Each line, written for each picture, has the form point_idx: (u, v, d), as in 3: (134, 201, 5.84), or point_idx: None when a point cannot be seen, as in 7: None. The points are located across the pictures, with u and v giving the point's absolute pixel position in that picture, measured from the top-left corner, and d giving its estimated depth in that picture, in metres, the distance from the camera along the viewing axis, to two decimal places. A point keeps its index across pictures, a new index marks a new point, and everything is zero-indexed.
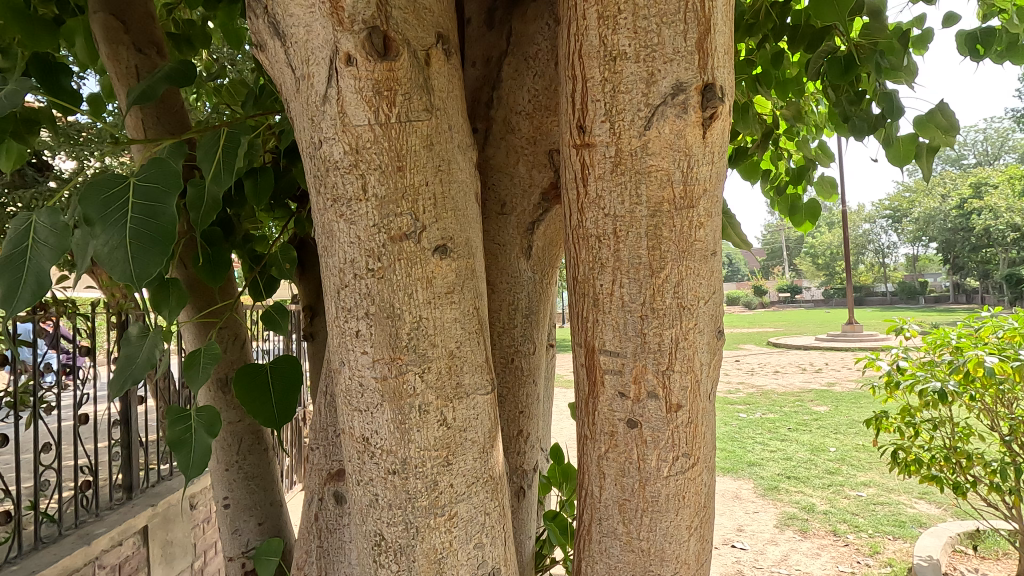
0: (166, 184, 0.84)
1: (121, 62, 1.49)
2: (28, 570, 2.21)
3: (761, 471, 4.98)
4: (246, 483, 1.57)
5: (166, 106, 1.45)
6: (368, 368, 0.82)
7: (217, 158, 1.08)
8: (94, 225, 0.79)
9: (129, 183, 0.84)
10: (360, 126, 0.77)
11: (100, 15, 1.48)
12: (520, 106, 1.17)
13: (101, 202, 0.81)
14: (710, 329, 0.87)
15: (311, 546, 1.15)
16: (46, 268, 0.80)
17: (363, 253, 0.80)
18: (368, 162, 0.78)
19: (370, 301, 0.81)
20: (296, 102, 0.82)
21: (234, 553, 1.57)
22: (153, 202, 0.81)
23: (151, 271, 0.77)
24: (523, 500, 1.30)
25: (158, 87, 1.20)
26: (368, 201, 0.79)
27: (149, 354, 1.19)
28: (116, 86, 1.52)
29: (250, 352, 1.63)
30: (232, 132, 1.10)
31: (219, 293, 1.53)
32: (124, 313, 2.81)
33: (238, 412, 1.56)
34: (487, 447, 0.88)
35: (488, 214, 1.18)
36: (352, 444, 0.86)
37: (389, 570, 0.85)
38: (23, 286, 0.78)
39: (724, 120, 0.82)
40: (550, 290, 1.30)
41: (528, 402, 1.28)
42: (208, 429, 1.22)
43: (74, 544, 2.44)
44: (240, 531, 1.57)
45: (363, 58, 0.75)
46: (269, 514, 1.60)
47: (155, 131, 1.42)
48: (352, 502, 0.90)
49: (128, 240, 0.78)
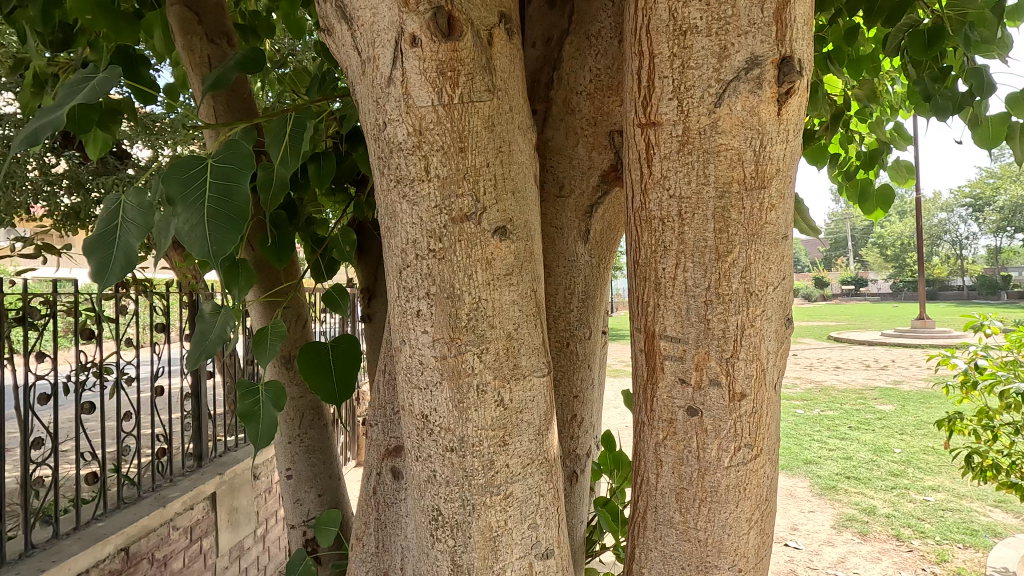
0: (241, 166, 0.87)
1: (195, 52, 1.56)
2: (114, 527, 2.42)
3: (818, 470, 4.79)
4: (308, 456, 1.64)
5: (236, 93, 1.51)
6: (428, 348, 0.83)
7: (286, 143, 1.11)
8: (176, 205, 0.83)
9: (207, 164, 0.87)
10: (424, 108, 0.77)
11: (176, 8, 1.55)
12: (581, 86, 1.15)
13: (182, 182, 0.85)
14: (778, 316, 0.84)
15: (369, 518, 1.19)
16: (133, 245, 0.86)
17: (424, 234, 0.81)
18: (431, 143, 0.79)
19: (430, 281, 0.82)
20: (362, 84, 0.83)
21: (296, 521, 1.66)
22: (229, 182, 0.85)
23: (229, 249, 0.80)
24: (576, 484, 1.31)
25: (230, 74, 1.24)
26: (430, 181, 0.79)
27: (221, 329, 1.25)
28: (190, 75, 1.60)
29: (312, 331, 1.69)
30: (299, 118, 1.14)
31: (284, 274, 1.60)
32: (195, 293, 2.96)
33: (299, 388, 1.62)
34: (543, 429, 0.89)
35: (546, 197, 1.17)
36: (411, 421, 0.88)
37: (446, 545, 0.87)
38: (114, 261, 0.84)
39: (800, 97, 0.78)
40: (606, 275, 1.28)
41: (583, 387, 1.28)
42: (275, 403, 1.28)
43: (152, 505, 2.65)
44: (301, 500, 1.64)
45: (429, 38, 0.75)
46: (328, 486, 1.67)
47: (225, 117, 1.49)
48: (410, 477, 0.92)
49: (206, 218, 0.82)
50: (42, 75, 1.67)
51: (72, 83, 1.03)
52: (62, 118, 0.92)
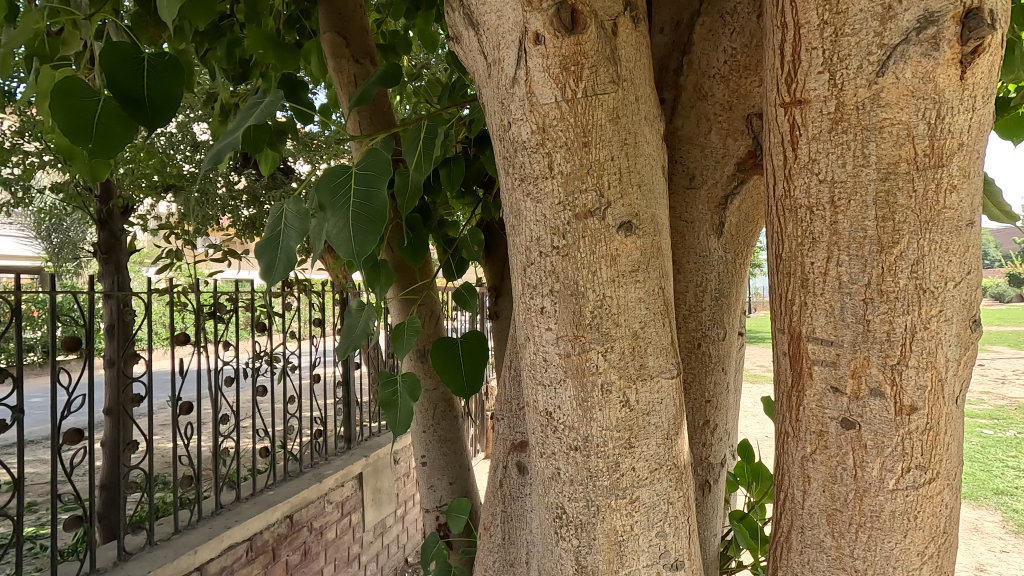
0: (381, 173, 0.94)
1: (344, 73, 1.73)
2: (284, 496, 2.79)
3: (1014, 503, 4.02)
4: (440, 445, 1.74)
5: (378, 107, 1.63)
6: (552, 345, 0.83)
7: (419, 150, 1.18)
8: (326, 211, 0.92)
9: (351, 172, 0.95)
10: (547, 105, 0.77)
11: (329, 35, 1.73)
12: (714, 69, 1.07)
13: (330, 190, 0.93)
14: (961, 318, 0.72)
15: (496, 510, 1.22)
16: (293, 248, 0.96)
17: (548, 231, 0.81)
18: (555, 140, 0.78)
19: (554, 278, 0.81)
20: (488, 86, 0.85)
21: (430, 506, 1.76)
22: (370, 187, 0.92)
23: (371, 249, 0.87)
24: (709, 495, 1.23)
25: (372, 90, 1.36)
26: (554, 178, 0.79)
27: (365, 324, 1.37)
28: (340, 95, 1.77)
29: (444, 327, 1.78)
30: (430, 125, 1.20)
31: (419, 273, 1.70)
32: (344, 291, 3.28)
33: (432, 381, 1.72)
34: (671, 434, 0.84)
35: (675, 189, 1.11)
36: (536, 417, 0.88)
37: (570, 544, 0.86)
38: (278, 263, 0.95)
39: (991, 55, 0.66)
40: (742, 272, 1.19)
41: (716, 391, 1.20)
42: (411, 393, 1.37)
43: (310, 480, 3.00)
44: (435, 487, 1.74)
45: (553, 34, 0.75)
46: (458, 475, 1.75)
47: (369, 130, 1.62)
48: (534, 474, 0.92)
49: (351, 220, 0.90)
50: (227, 106, 1.95)
51: (246, 109, 1.20)
52: (238, 140, 1.06)
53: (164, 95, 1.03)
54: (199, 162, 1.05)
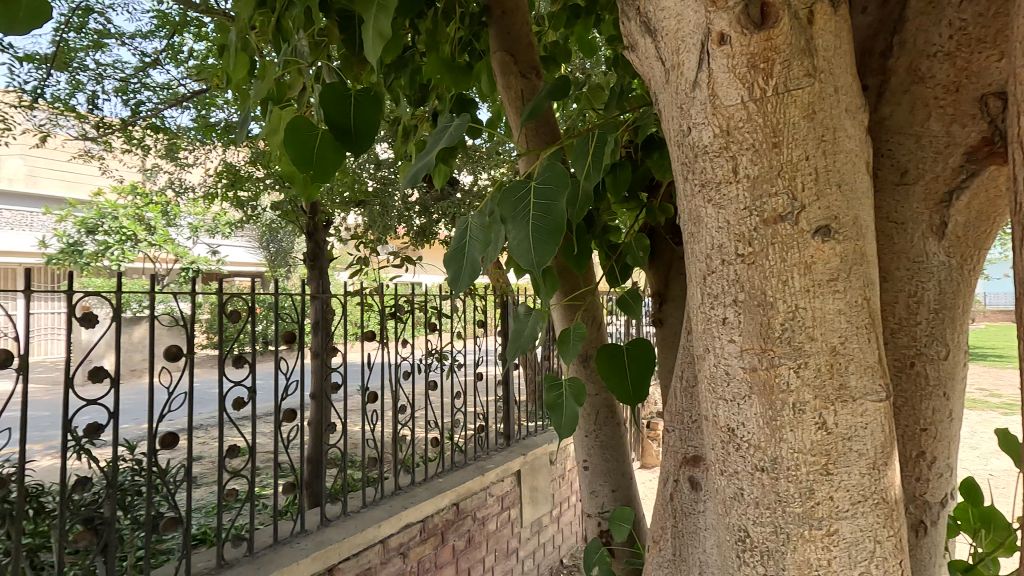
0: (559, 185, 0.98)
1: (512, 89, 1.82)
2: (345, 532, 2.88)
3: None
4: (602, 451, 1.74)
5: (545, 120, 1.67)
6: (736, 358, 0.79)
7: (590, 159, 1.21)
8: (508, 224, 0.98)
9: (531, 186, 1.00)
10: (732, 106, 0.74)
11: (500, 55, 1.84)
12: (936, 45, 0.93)
13: (512, 203, 0.99)
14: None
15: (666, 525, 1.18)
16: (478, 258, 1.05)
17: (732, 238, 0.77)
18: (740, 142, 0.74)
19: (738, 288, 0.77)
20: (666, 93, 0.84)
21: (592, 512, 1.77)
22: (550, 200, 0.96)
23: (548, 259, 0.90)
24: (925, 539, 1.06)
25: (543, 102, 1.42)
26: (739, 182, 0.75)
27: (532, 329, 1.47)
28: (508, 110, 1.86)
29: (606, 333, 1.77)
30: (602, 133, 1.22)
31: (583, 279, 1.71)
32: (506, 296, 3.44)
33: (595, 386, 1.73)
34: (878, 463, 0.75)
35: (881, 186, 0.99)
36: (715, 433, 0.84)
37: (755, 572, 0.80)
38: (465, 272, 1.04)
39: None
40: (971, 280, 1.01)
41: (935, 419, 1.03)
42: (576, 398, 1.39)
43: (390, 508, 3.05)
44: (596, 493, 1.75)
45: (740, 33, 0.72)
46: (620, 483, 1.74)
47: (535, 141, 1.66)
48: (713, 492, 0.88)
49: (531, 233, 0.94)
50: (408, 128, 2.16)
51: (438, 131, 1.36)
52: (433, 159, 1.22)
53: (366, 123, 1.35)
54: (399, 181, 1.24)
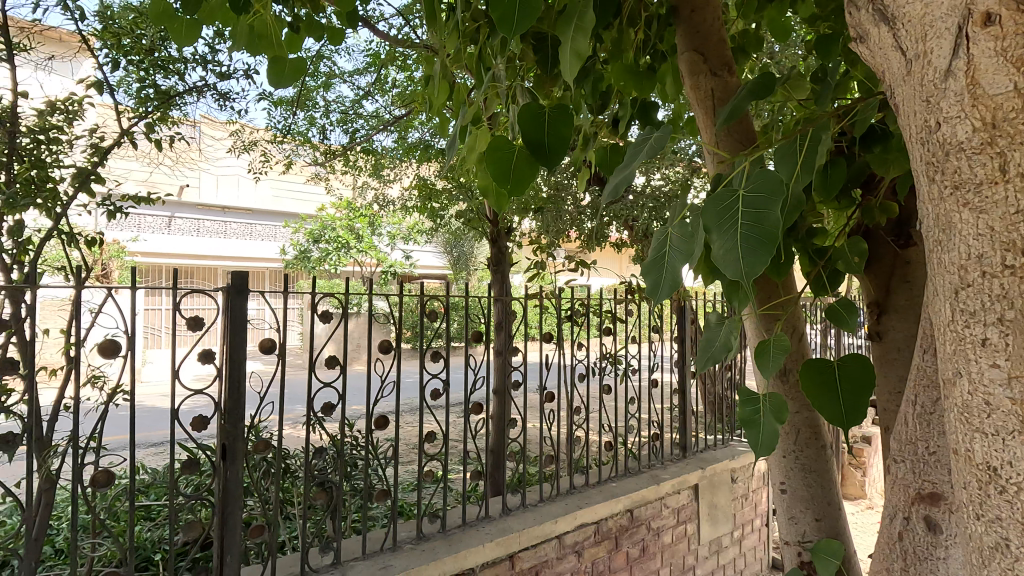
0: (770, 193, 0.94)
1: (701, 89, 1.73)
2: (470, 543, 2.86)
3: None
4: (803, 474, 1.60)
5: (740, 121, 1.59)
6: (1001, 387, 0.68)
7: (801, 163, 1.15)
8: (713, 234, 0.96)
9: (739, 195, 0.98)
10: (1000, 95, 0.64)
11: (687, 55, 1.75)
12: None
13: (718, 213, 0.97)
14: None
15: (893, 564, 1.09)
16: (678, 269, 1.06)
17: (997, 246, 0.67)
18: (1011, 134, 0.64)
19: (1005, 303, 0.66)
20: (905, 86, 0.78)
21: (790, 539, 1.63)
22: (760, 209, 0.92)
23: (759, 271, 0.86)
24: None
25: (744, 103, 1.40)
26: (1008, 182, 0.65)
27: (726, 339, 1.42)
28: (694, 111, 1.77)
29: (808, 346, 1.62)
30: (815, 133, 1.16)
31: (781, 287, 1.59)
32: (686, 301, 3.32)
33: (797, 403, 1.59)
34: None
35: None
36: (970, 471, 0.73)
37: None
38: (665, 283, 1.05)
39: None
40: None
41: None
42: (775, 415, 1.31)
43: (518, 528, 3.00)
44: (796, 519, 1.61)
45: (1014, 10, 0.62)
46: (826, 512, 1.59)
47: (728, 145, 1.59)
48: (965, 537, 0.77)
49: (739, 242, 0.90)
50: (586, 136, 2.18)
51: (638, 143, 1.44)
52: (634, 171, 1.29)
53: (559, 138, 1.35)
54: (601, 195, 1.33)
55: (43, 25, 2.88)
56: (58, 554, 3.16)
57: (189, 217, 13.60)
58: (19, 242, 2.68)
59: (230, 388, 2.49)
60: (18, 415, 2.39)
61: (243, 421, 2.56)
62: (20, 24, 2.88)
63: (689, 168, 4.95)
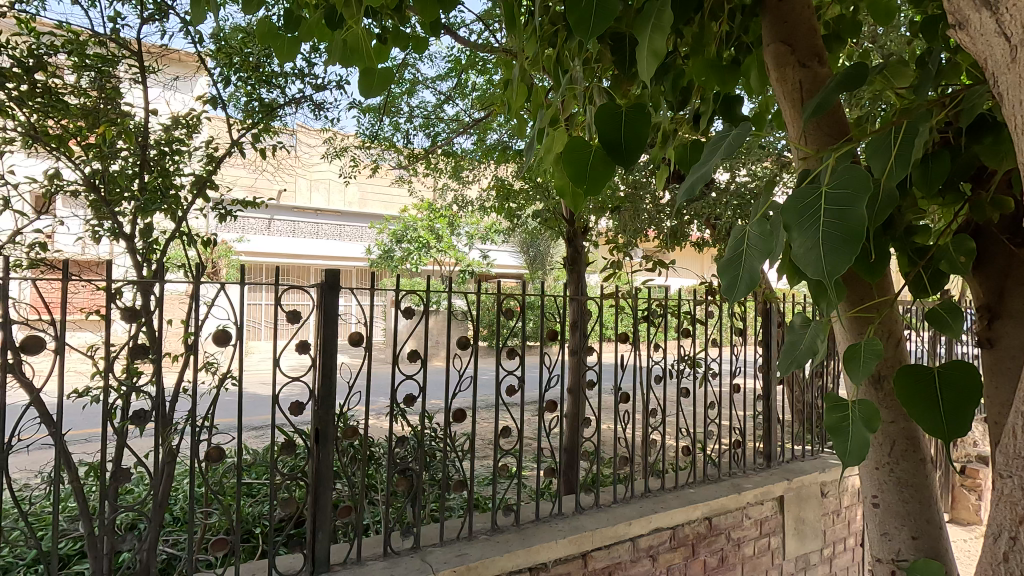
0: (858, 189, 0.91)
1: (789, 81, 1.66)
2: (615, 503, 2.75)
3: None
4: (899, 489, 1.49)
5: (830, 114, 1.51)
6: None
7: (894, 156, 1.09)
8: (792, 231, 0.93)
9: (821, 192, 0.95)
10: None
11: (772, 47, 1.68)
12: None
13: (798, 211, 0.95)
14: None
15: None
16: (756, 268, 1.04)
17: None
18: None
19: None
20: (1008, 74, 0.80)
21: (883, 556, 1.54)
22: (844, 206, 0.89)
23: (842, 270, 0.83)
24: None
25: (832, 96, 1.34)
26: None
27: (811, 342, 1.37)
28: (781, 105, 1.70)
29: (906, 352, 1.52)
30: (911, 125, 1.10)
31: (876, 288, 1.49)
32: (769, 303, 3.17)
33: (891, 413, 1.50)
34: None
35: None
36: None
37: None
38: (742, 283, 1.04)
39: None
40: None
41: None
42: (866, 423, 1.24)
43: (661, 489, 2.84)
44: (890, 536, 1.51)
45: None
46: (924, 531, 1.48)
47: (816, 140, 1.52)
48: None
49: (820, 240, 0.88)
50: (665, 133, 2.14)
51: (716, 141, 1.41)
52: (712, 168, 1.27)
53: (636, 137, 1.35)
54: (677, 194, 1.32)
55: (168, 49, 3.24)
56: (176, 522, 3.54)
57: (286, 219, 14.70)
58: (149, 242, 3.04)
59: (323, 376, 2.70)
60: (147, 395, 2.72)
61: (334, 409, 2.75)
62: (151, 49, 3.26)
63: (777, 163, 4.70)
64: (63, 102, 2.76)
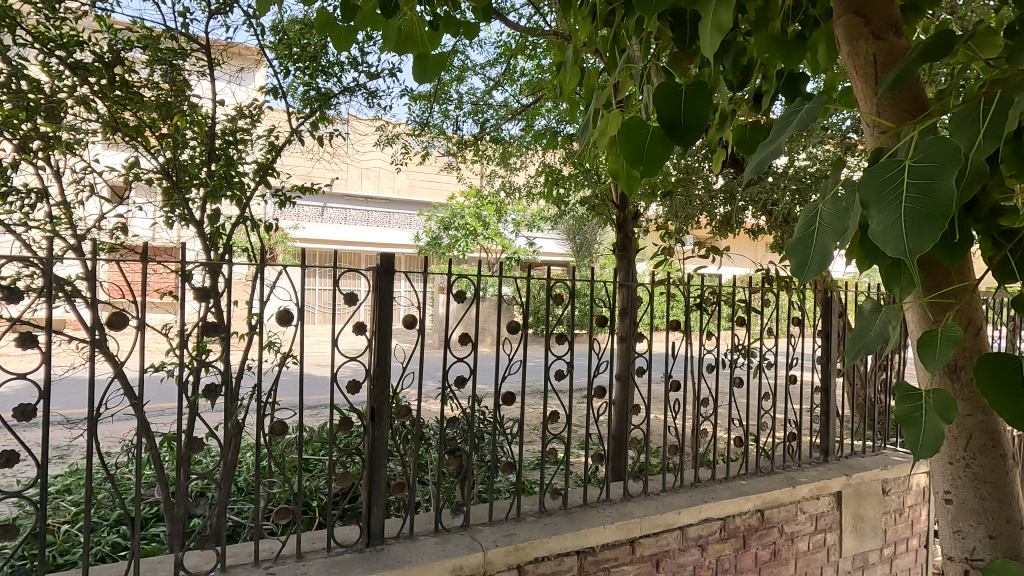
0: (945, 162, 0.86)
1: (861, 55, 1.57)
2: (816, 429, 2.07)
3: None
4: (975, 485, 1.42)
5: (906, 88, 1.43)
6: None
7: (982, 130, 1.02)
8: (870, 208, 0.89)
9: (905, 166, 0.91)
10: None
11: (844, 18, 1.59)
12: None
13: (878, 186, 0.91)
14: None
15: None
16: (829, 248, 1.01)
17: None
18: None
19: None
20: None
21: (956, 555, 1.47)
22: (931, 180, 0.85)
23: (926, 246, 0.79)
24: None
25: (913, 67, 1.26)
26: None
27: (882, 329, 1.31)
28: (854, 80, 1.62)
29: (988, 340, 1.43)
30: (1004, 94, 1.02)
31: (955, 273, 1.41)
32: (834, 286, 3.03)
33: (969, 405, 1.42)
34: None
35: None
36: None
37: None
38: (813, 262, 1.01)
39: None
40: None
41: None
42: (942, 414, 1.18)
43: None
44: (964, 534, 1.45)
45: None
46: (1002, 531, 1.40)
47: (891, 116, 1.45)
48: None
49: (903, 218, 0.84)
50: (724, 114, 2.04)
51: (784, 118, 1.36)
52: (780, 144, 1.23)
53: (697, 116, 1.31)
54: (744, 170, 1.28)
55: (232, 43, 3.37)
56: (241, 492, 3.76)
57: (339, 207, 15.20)
58: (216, 227, 3.20)
59: (378, 357, 2.79)
60: (217, 371, 2.87)
61: (389, 388, 2.83)
62: (215, 43, 3.38)
63: (842, 146, 4.45)
64: (139, 94, 2.91)
